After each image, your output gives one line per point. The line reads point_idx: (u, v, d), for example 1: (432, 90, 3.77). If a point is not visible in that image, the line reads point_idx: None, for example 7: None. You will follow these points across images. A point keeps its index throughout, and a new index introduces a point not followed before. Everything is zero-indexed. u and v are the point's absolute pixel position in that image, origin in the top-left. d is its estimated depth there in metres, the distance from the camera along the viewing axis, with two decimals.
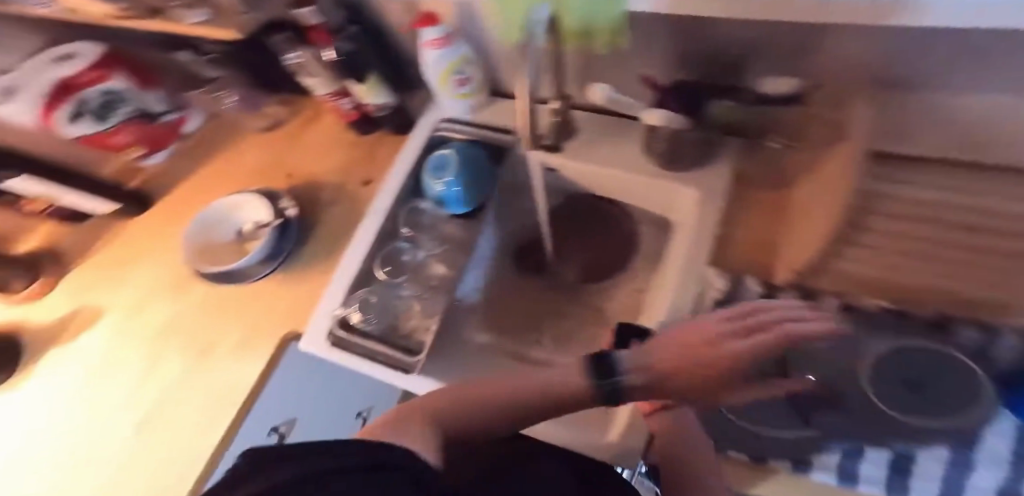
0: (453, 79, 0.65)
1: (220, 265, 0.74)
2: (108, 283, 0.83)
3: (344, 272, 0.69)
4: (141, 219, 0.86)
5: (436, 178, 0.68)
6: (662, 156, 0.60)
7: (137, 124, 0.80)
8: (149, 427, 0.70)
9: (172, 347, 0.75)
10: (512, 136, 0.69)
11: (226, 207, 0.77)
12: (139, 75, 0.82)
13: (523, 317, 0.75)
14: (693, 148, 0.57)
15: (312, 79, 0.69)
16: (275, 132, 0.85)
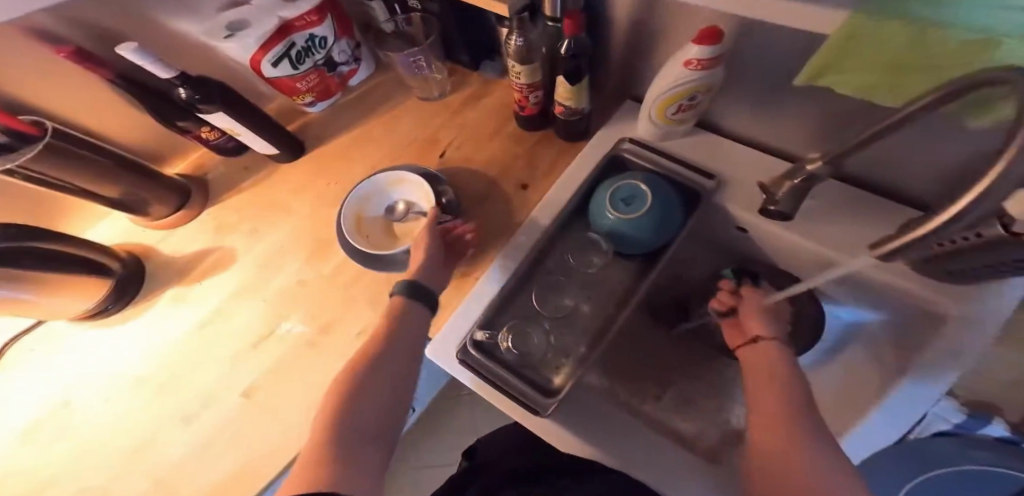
0: (678, 103, 0.59)
1: (375, 245, 0.68)
2: (255, 224, 0.83)
3: (487, 286, 0.65)
4: (289, 172, 0.84)
5: (620, 210, 0.60)
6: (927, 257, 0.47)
7: (318, 71, 0.77)
8: (272, 374, 0.71)
9: (298, 312, 0.74)
10: (711, 182, 0.61)
11: (392, 179, 0.70)
12: (343, 25, 0.76)
13: (659, 371, 0.68)
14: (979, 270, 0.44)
15: (518, 71, 0.62)
16: (437, 103, 0.80)
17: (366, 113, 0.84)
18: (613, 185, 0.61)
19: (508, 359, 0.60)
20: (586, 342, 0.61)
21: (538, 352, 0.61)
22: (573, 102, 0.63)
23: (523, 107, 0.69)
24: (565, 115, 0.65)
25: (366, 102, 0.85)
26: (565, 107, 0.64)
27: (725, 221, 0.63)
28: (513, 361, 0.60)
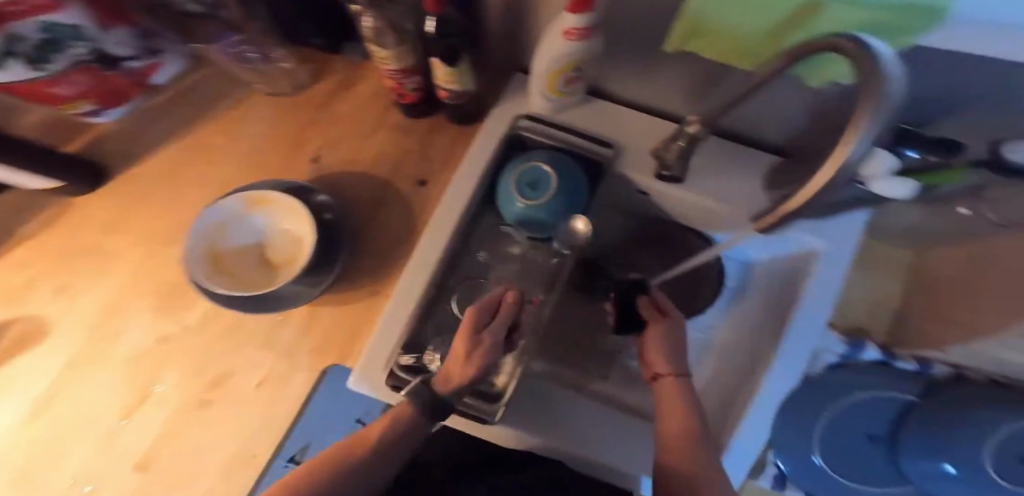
0: (564, 76, 0.54)
1: (245, 283, 0.54)
2: (74, 270, 0.63)
3: (402, 303, 0.58)
4: (106, 198, 0.65)
5: (529, 197, 0.57)
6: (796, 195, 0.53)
7: (84, 67, 0.57)
8: (155, 448, 0.58)
9: (170, 371, 0.60)
10: (611, 151, 0.60)
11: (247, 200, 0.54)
12: (112, 7, 0.57)
13: (589, 344, 0.70)
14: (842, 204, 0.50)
15: (383, 57, 0.51)
16: (296, 99, 0.66)
17: (202, 117, 0.67)
18: (517, 170, 0.58)
19: None
20: None
21: None
22: (458, 85, 0.54)
23: (401, 94, 0.59)
24: (453, 99, 0.57)
25: (199, 105, 0.68)
26: (450, 91, 0.55)
27: (629, 186, 0.64)
28: None
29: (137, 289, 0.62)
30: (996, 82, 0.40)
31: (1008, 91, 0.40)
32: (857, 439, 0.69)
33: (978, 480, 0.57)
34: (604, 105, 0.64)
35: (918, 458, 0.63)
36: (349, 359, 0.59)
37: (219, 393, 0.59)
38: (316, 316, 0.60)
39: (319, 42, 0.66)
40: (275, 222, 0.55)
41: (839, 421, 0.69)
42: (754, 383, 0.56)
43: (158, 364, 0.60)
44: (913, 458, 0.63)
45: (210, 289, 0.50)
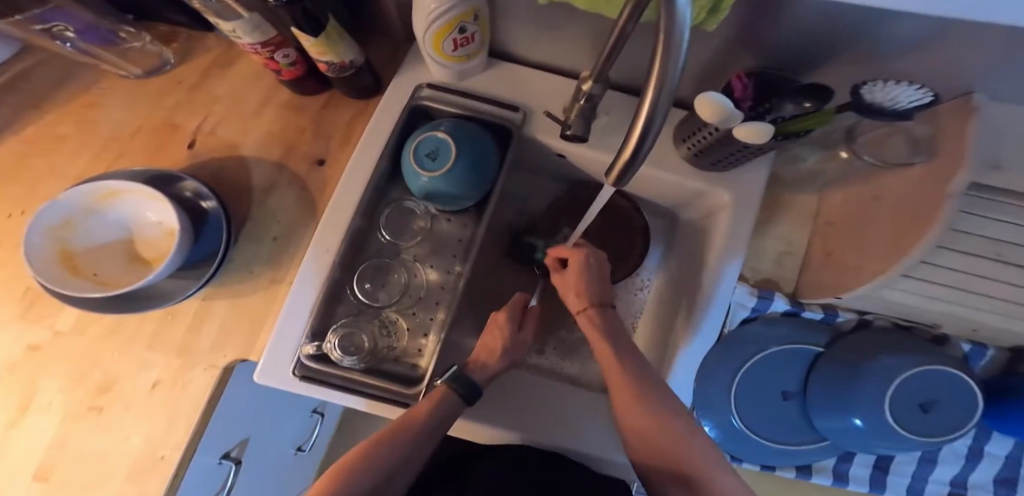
0: (450, 38, 0.48)
1: (109, 281, 0.53)
2: None
3: (303, 287, 0.54)
4: None
5: (429, 168, 0.53)
6: (702, 151, 0.51)
7: None
8: (45, 462, 0.53)
9: (50, 377, 0.55)
10: (516, 115, 0.57)
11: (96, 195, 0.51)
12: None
13: None
14: (742, 155, 0.49)
15: (230, 29, 0.42)
16: (163, 78, 0.60)
17: (51, 100, 0.59)
18: (416, 139, 0.54)
19: (351, 364, 0.52)
20: (439, 311, 0.58)
21: (381, 344, 0.54)
22: (332, 56, 0.47)
23: (275, 71, 0.52)
24: (334, 71, 0.50)
25: (46, 87, 0.59)
26: (327, 62, 0.48)
27: (541, 151, 0.61)
28: (360, 363, 0.52)
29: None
30: (842, 13, 0.39)
31: (878, 22, 0.39)
32: (773, 394, 0.72)
33: (883, 428, 0.61)
34: (509, 68, 0.60)
35: (826, 417, 0.66)
36: (252, 355, 0.55)
37: (106, 400, 0.54)
38: (209, 311, 0.55)
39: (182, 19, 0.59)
40: (137, 214, 0.54)
41: (754, 376, 0.71)
42: (678, 341, 0.56)
43: (33, 374, 0.55)
44: (821, 415, 0.67)
45: (60, 291, 0.48)
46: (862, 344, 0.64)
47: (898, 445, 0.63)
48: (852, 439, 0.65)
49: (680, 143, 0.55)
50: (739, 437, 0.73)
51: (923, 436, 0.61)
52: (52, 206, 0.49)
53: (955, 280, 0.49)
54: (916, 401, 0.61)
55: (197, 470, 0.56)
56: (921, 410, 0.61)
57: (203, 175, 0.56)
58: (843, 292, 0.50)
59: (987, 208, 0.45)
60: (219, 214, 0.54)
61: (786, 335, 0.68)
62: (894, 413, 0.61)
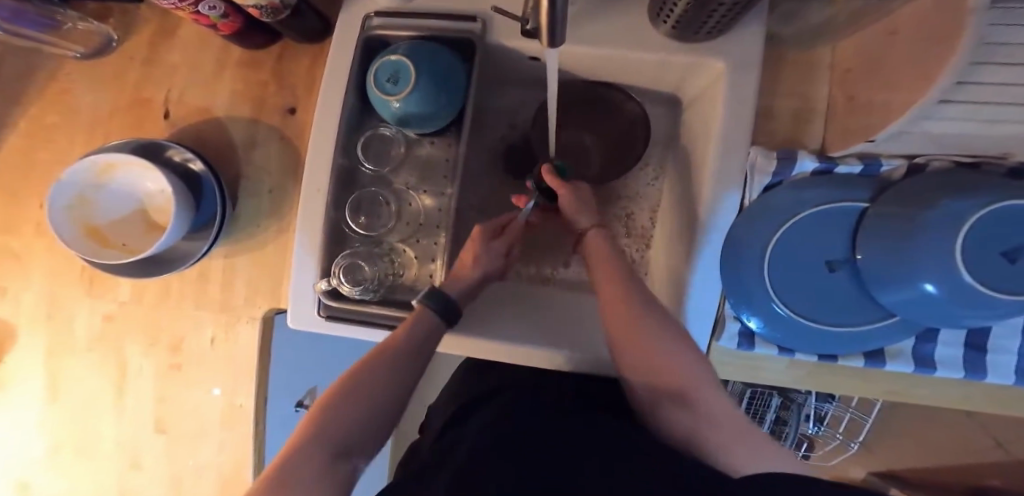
0: None
1: (136, 248, 0.58)
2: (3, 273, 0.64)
3: (306, 233, 0.56)
4: None
5: (393, 93, 0.50)
6: (679, 22, 0.44)
7: None
8: (160, 407, 0.65)
9: (132, 342, 0.64)
10: (477, 25, 0.52)
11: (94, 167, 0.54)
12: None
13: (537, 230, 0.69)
14: (721, 15, 0.42)
15: None
16: (117, 52, 0.59)
17: (29, 96, 0.61)
18: (374, 67, 0.51)
19: (362, 296, 0.55)
20: (440, 236, 0.59)
21: (386, 275, 0.57)
22: None
23: (211, 26, 0.49)
24: (269, 16, 0.47)
25: (19, 84, 0.61)
26: (257, 5, 0.44)
27: (513, 56, 0.56)
28: (373, 294, 0.56)
29: (62, 279, 0.64)
30: None
31: None
32: (815, 272, 0.52)
33: (966, 291, 0.41)
34: None
35: (889, 290, 0.47)
36: (283, 303, 0.60)
37: (183, 356, 0.63)
38: (234, 267, 0.60)
39: None
40: (142, 180, 0.57)
41: (795, 241, 0.52)
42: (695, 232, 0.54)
43: (115, 338, 0.64)
44: (880, 287, 0.47)
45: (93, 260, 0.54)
46: (909, 191, 0.46)
47: (991, 316, 0.42)
48: (933, 312, 0.45)
49: (657, 18, 0.48)
50: (795, 329, 0.52)
51: (1020, 300, 0.40)
52: (61, 187, 0.53)
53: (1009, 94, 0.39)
54: (986, 252, 0.40)
55: (276, 404, 0.66)
56: (1004, 258, 0.40)
57: (189, 142, 0.58)
58: (874, 135, 0.42)
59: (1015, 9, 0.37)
60: (208, 176, 0.55)
61: (821, 198, 0.50)
62: (971, 265, 0.41)
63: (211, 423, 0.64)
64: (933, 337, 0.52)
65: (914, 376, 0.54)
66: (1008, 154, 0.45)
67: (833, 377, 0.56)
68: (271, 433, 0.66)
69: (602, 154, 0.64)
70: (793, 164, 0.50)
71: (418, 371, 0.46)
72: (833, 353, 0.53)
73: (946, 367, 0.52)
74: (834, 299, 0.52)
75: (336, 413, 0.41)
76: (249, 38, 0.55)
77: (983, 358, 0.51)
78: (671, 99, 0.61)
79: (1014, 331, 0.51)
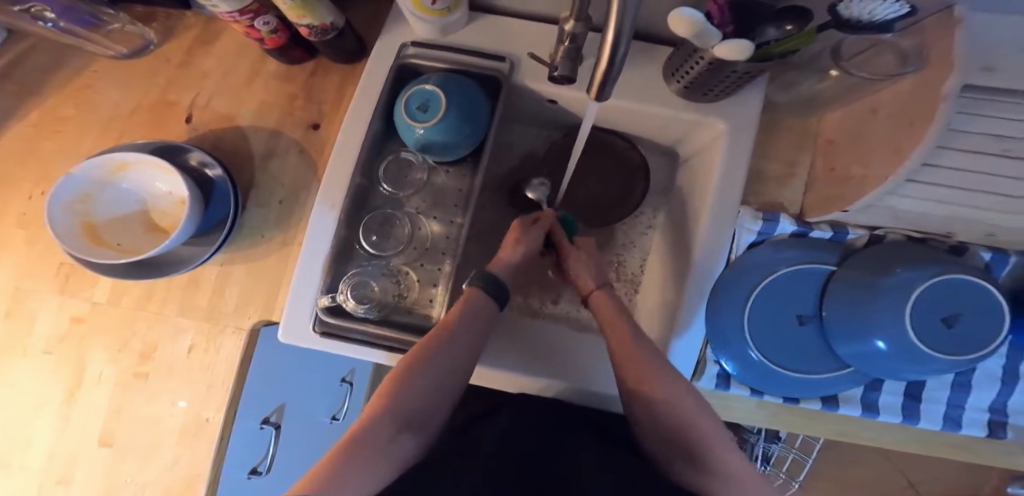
0: None
1: (131, 251, 0.56)
2: None
3: (314, 248, 0.56)
4: None
5: (421, 119, 0.53)
6: (693, 81, 0.50)
7: None
8: (115, 421, 0.60)
9: (97, 346, 0.60)
10: (505, 64, 0.57)
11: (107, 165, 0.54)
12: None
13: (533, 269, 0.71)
14: (730, 82, 0.48)
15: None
16: (148, 56, 0.61)
17: (49, 84, 0.60)
18: (405, 93, 0.54)
19: (365, 313, 0.55)
20: (445, 262, 0.60)
21: (392, 296, 0.57)
22: (311, 18, 0.47)
23: (259, 39, 0.52)
24: (317, 35, 0.51)
25: (41, 73, 0.60)
26: (309, 25, 0.48)
27: (532, 97, 0.61)
28: (375, 313, 0.56)
29: (32, 275, 0.60)
30: None
31: None
32: (785, 323, 0.55)
33: (911, 348, 0.45)
34: (493, 20, 0.59)
35: (847, 344, 0.50)
36: (275, 315, 0.59)
37: (153, 363, 0.59)
38: (229, 275, 0.59)
39: None
40: (151, 183, 0.57)
41: (771, 293, 0.55)
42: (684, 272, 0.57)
43: (81, 340, 0.60)
44: (841, 341, 0.50)
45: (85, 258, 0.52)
46: (870, 257, 0.50)
47: (931, 373, 0.47)
48: (885, 366, 0.48)
49: (669, 77, 0.54)
50: (769, 375, 0.55)
51: (951, 359, 0.45)
52: (69, 181, 0.52)
53: (959, 181, 0.46)
54: (929, 317, 0.45)
55: (248, 424, 0.62)
56: (940, 323, 0.45)
57: (205, 148, 0.58)
58: (849, 204, 0.48)
59: (974, 108, 0.46)
60: (225, 182, 0.56)
61: (797, 257, 0.54)
62: (914, 326, 0.45)
63: (170, 442, 0.59)
64: (878, 386, 0.56)
65: (866, 422, 0.58)
66: (951, 234, 0.49)
67: (798, 420, 0.58)
68: (233, 456, 0.61)
69: (602, 207, 0.67)
70: (772, 226, 0.54)
71: (475, 348, 0.50)
72: (797, 397, 0.56)
73: (888, 413, 0.55)
74: (805, 348, 0.55)
75: (403, 395, 0.45)
76: (287, 53, 0.57)
77: (919, 406, 0.55)
78: (669, 152, 0.66)
79: (945, 384, 0.55)
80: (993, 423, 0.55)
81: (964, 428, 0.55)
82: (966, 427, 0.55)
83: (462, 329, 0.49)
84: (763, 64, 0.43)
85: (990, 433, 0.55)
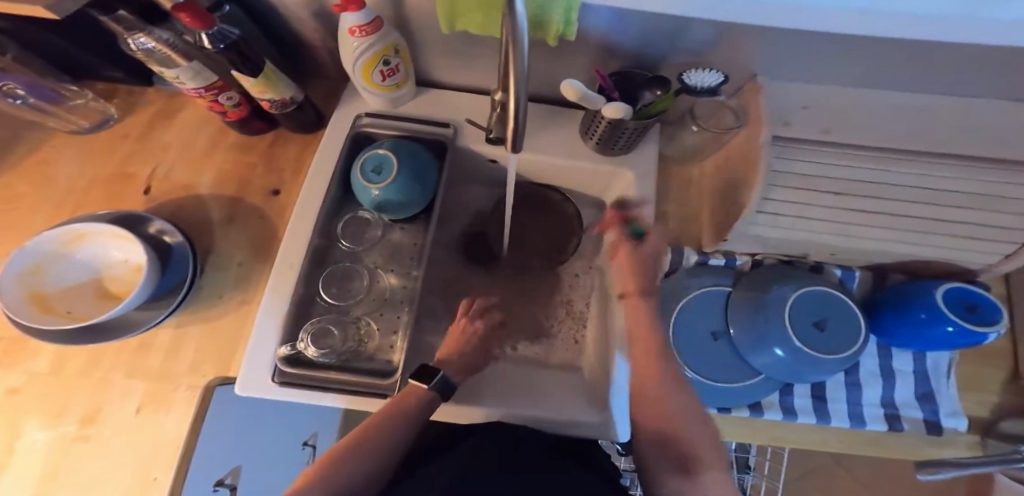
0: (377, 69, 0.57)
1: (83, 317, 0.56)
2: None
3: (274, 302, 0.60)
4: None
5: (376, 181, 0.60)
6: (602, 139, 0.62)
7: None
8: None
9: (33, 416, 0.58)
10: (449, 130, 0.66)
11: (67, 236, 0.56)
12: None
13: None
14: (628, 137, 0.59)
15: (176, 77, 0.49)
16: (108, 130, 0.65)
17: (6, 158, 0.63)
18: (360, 158, 0.61)
19: (325, 360, 0.58)
20: (403, 311, 0.64)
21: (352, 344, 0.61)
22: (272, 92, 0.54)
23: (222, 112, 0.58)
24: (279, 108, 0.57)
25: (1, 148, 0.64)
26: (269, 100, 0.55)
27: (476, 159, 0.70)
28: (335, 359, 0.58)
29: None
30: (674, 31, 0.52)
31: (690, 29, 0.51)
32: (703, 340, 0.62)
33: (801, 353, 0.55)
34: (434, 94, 0.68)
35: (754, 355, 0.58)
36: (232, 372, 0.60)
37: (94, 430, 0.57)
38: (184, 336, 0.60)
39: (117, 75, 0.65)
40: (107, 253, 0.58)
41: (689, 314, 0.63)
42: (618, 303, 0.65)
43: (18, 413, 0.58)
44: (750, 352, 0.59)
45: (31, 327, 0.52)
46: (759, 279, 0.60)
47: (824, 372, 0.56)
48: (788, 371, 0.57)
49: (585, 136, 0.65)
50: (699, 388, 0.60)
51: (835, 357, 0.55)
52: (20, 253, 0.53)
53: (802, 209, 0.53)
54: (806, 325, 0.56)
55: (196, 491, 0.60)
56: (815, 328, 0.56)
57: (163, 214, 0.61)
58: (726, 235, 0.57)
59: (798, 154, 0.53)
60: (183, 246, 0.59)
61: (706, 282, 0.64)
62: (797, 336, 0.55)
63: None
64: (791, 390, 0.63)
65: (790, 427, 0.63)
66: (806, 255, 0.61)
67: (734, 428, 0.63)
68: None
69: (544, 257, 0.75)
70: (681, 257, 0.64)
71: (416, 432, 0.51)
72: (729, 406, 0.61)
73: (804, 414, 0.62)
74: (724, 361, 0.62)
75: (345, 468, 0.46)
76: (247, 125, 0.64)
77: (826, 407, 0.62)
78: (596, 202, 0.76)
79: (839, 385, 0.63)
80: (890, 417, 0.62)
81: (868, 424, 0.61)
82: (870, 423, 0.61)
83: (406, 416, 0.50)
84: (647, 122, 0.54)
85: (889, 427, 0.61)
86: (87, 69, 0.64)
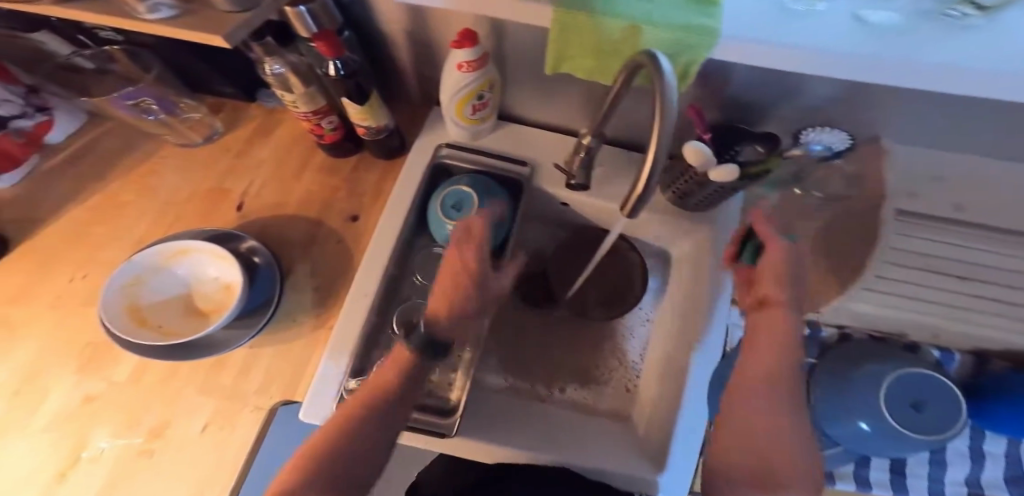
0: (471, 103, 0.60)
1: (173, 332, 0.58)
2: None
3: (346, 330, 0.59)
4: (32, 257, 0.66)
5: (455, 217, 0.61)
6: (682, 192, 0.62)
7: None
8: None
9: (104, 423, 0.59)
10: (526, 169, 0.66)
11: (169, 252, 0.59)
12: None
13: (546, 355, 0.75)
14: (714, 195, 0.58)
15: (293, 101, 0.57)
16: (214, 145, 0.72)
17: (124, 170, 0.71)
18: (440, 194, 0.62)
19: None
20: (466, 349, 0.63)
21: None
22: (371, 120, 0.59)
23: (318, 135, 0.64)
24: (370, 135, 0.62)
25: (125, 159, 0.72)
26: (366, 126, 0.60)
27: (549, 200, 0.70)
28: None
29: (57, 346, 0.62)
30: (764, 84, 0.54)
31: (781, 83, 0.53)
32: None
33: (891, 431, 0.54)
34: (514, 129, 0.70)
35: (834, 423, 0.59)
36: (297, 396, 0.59)
37: (160, 442, 0.58)
38: (256, 357, 0.61)
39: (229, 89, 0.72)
40: (202, 271, 0.60)
41: None
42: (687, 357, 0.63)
43: (90, 418, 0.59)
44: (829, 420, 0.60)
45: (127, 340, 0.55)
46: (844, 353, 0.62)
47: (908, 449, 0.55)
48: (869, 444, 0.57)
49: (664, 187, 0.66)
50: None
51: (926, 439, 0.53)
52: (126, 267, 0.57)
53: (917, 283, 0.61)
54: (901, 404, 0.55)
55: None
56: (910, 409, 0.55)
57: (252, 232, 0.64)
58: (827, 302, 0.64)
59: (912, 231, 0.61)
60: (270, 268, 0.62)
61: None
62: (891, 414, 0.54)
63: None
64: None
65: None
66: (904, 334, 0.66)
67: None
68: None
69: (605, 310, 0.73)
70: None
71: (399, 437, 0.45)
72: None
73: None
74: None
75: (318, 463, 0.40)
76: (339, 148, 0.67)
77: None
78: (661, 253, 0.75)
79: None
80: None
81: None
82: None
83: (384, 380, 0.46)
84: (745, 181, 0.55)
85: None
86: (203, 83, 0.72)
